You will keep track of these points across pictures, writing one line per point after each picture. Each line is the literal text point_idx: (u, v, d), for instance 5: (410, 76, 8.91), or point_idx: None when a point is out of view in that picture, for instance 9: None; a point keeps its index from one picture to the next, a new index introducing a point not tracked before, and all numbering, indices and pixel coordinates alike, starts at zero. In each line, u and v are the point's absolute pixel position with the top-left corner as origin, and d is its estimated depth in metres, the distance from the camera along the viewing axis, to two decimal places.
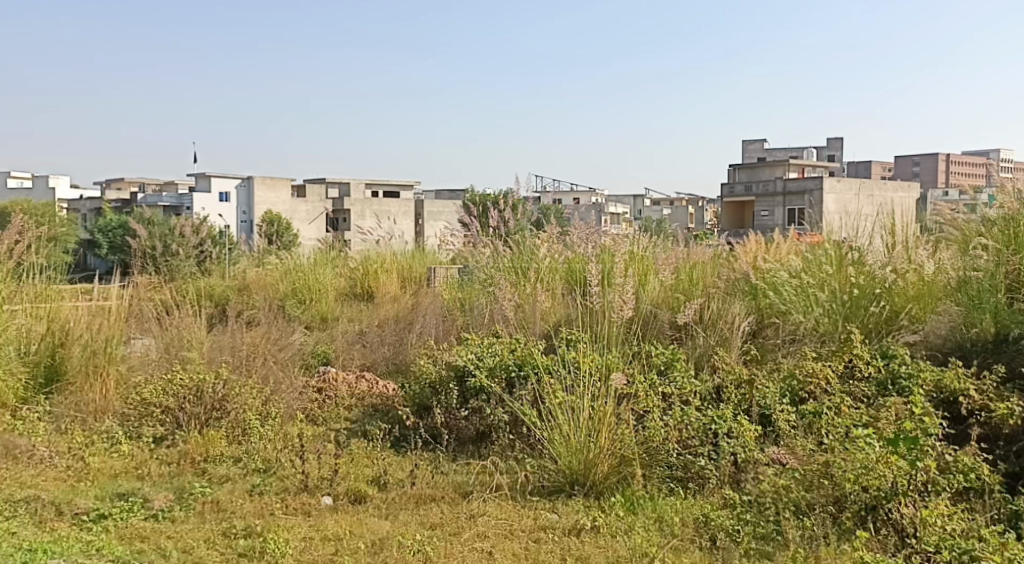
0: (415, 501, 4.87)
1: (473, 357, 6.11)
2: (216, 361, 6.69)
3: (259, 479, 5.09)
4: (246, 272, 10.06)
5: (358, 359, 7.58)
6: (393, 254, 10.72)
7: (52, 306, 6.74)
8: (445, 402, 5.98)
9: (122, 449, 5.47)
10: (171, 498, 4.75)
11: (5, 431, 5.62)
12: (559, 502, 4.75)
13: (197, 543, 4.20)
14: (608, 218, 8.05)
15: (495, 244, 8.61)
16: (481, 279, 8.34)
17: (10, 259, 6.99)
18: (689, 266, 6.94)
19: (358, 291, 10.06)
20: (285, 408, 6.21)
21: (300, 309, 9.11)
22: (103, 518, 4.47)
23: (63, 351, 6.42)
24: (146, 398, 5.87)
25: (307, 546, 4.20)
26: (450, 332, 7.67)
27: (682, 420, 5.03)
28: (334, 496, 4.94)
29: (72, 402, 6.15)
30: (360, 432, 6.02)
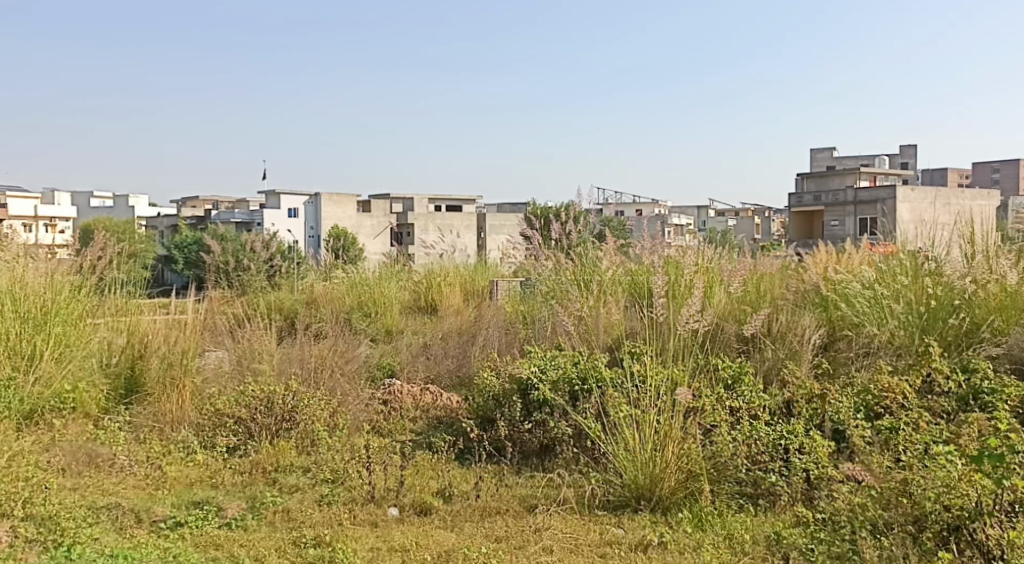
0: (480, 514, 4.89)
1: (536, 370, 6.10)
2: (286, 374, 6.83)
3: (327, 490, 5.17)
4: (314, 285, 10.25)
5: (423, 372, 7.63)
6: (456, 268, 10.80)
7: (132, 320, 7.04)
8: (509, 414, 5.98)
9: (197, 458, 5.61)
10: (244, 507, 4.86)
11: (89, 440, 5.82)
12: (625, 517, 4.71)
13: (270, 551, 4.27)
14: (672, 229, 7.97)
15: (558, 256, 8.61)
16: (543, 291, 8.34)
17: (93, 274, 7.27)
18: (756, 277, 6.84)
19: (422, 304, 10.17)
20: (351, 420, 6.31)
21: (366, 322, 9.24)
22: (179, 526, 4.59)
23: (142, 362, 6.68)
24: (219, 409, 6.03)
25: (375, 557, 4.25)
26: (513, 345, 7.69)
27: (751, 435, 4.94)
28: (400, 507, 4.98)
29: (150, 412, 6.33)
30: (425, 444, 6.08)
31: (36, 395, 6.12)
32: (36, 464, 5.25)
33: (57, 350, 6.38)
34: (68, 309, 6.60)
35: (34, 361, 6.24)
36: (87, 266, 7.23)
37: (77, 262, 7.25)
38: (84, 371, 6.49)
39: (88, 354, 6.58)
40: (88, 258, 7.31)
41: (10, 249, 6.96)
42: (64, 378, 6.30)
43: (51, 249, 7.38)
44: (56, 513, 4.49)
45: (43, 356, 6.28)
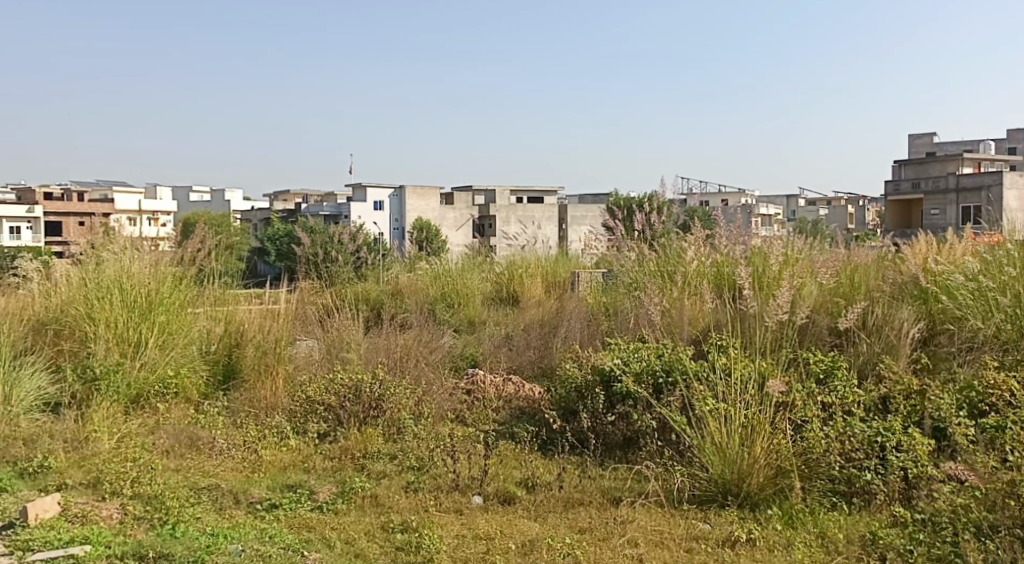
0: (564, 504, 4.90)
1: (619, 361, 6.05)
2: (372, 363, 6.95)
3: (414, 477, 5.26)
4: (399, 275, 10.40)
5: (505, 362, 7.69)
6: (538, 259, 10.80)
7: (229, 309, 7.31)
8: (592, 406, 5.97)
9: (290, 443, 5.78)
10: (334, 491, 4.99)
11: (190, 424, 6.05)
12: (711, 512, 4.65)
13: (359, 535, 4.37)
14: (759, 219, 7.79)
15: (640, 247, 8.52)
16: (625, 283, 8.31)
17: (193, 265, 7.55)
18: (849, 268, 6.64)
19: (503, 296, 10.22)
20: (436, 408, 6.41)
21: (448, 313, 9.34)
22: (274, 507, 4.74)
23: (239, 350, 6.90)
24: (310, 396, 6.19)
25: (460, 544, 4.29)
26: (595, 337, 7.66)
27: (845, 431, 4.81)
28: (484, 496, 5.03)
29: (245, 398, 6.55)
30: (507, 433, 6.14)
31: (142, 379, 6.44)
32: (141, 446, 5.50)
33: (161, 338, 6.68)
34: (171, 298, 6.89)
35: (140, 348, 6.57)
36: (188, 258, 7.54)
37: (179, 254, 7.57)
38: (186, 358, 6.75)
39: (189, 341, 6.85)
40: (189, 249, 7.62)
41: (117, 241, 7.35)
42: (167, 364, 6.58)
43: (154, 241, 7.70)
44: (161, 492, 4.72)
45: (148, 343, 6.60)
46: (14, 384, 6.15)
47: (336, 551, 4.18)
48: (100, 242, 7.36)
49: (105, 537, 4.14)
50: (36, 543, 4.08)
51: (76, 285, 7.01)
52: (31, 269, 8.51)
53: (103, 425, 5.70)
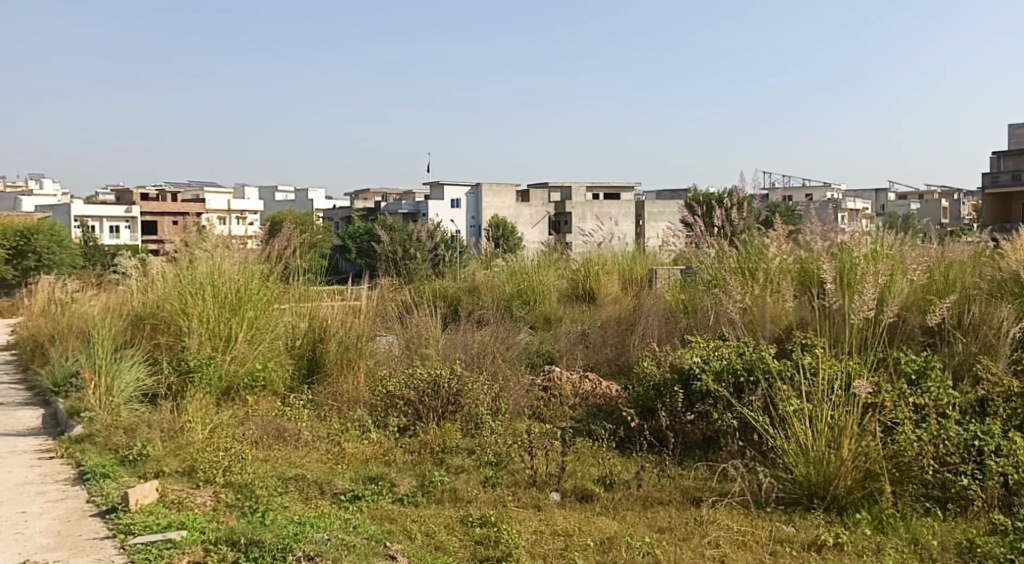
0: (643, 503, 4.87)
1: (699, 359, 5.93)
2: (450, 359, 7.02)
3: (491, 472, 5.29)
4: (476, 272, 10.45)
5: (581, 360, 7.70)
6: (615, 256, 10.71)
7: (312, 305, 7.47)
8: (671, 405, 5.89)
9: (371, 437, 5.88)
10: (414, 484, 5.05)
11: (277, 416, 6.21)
12: (796, 515, 4.55)
13: (439, 528, 4.42)
14: (846, 214, 7.57)
15: (720, 244, 8.38)
16: (705, 280, 8.16)
17: (279, 262, 7.76)
18: (943, 265, 6.40)
19: (580, 293, 10.20)
20: (513, 404, 6.43)
21: (524, 310, 9.40)
22: (357, 499, 4.83)
23: (322, 345, 7.03)
24: (391, 391, 6.29)
25: (538, 539, 4.29)
26: (673, 335, 7.58)
27: (939, 434, 4.65)
28: (562, 492, 5.02)
29: (328, 392, 6.69)
30: (585, 431, 6.13)
31: (232, 372, 6.65)
32: (232, 436, 5.67)
33: (249, 333, 6.90)
34: (258, 295, 7.10)
35: (230, 343, 6.82)
36: (274, 255, 7.76)
37: (266, 252, 7.79)
38: (273, 352, 6.95)
39: (275, 337, 7.06)
40: (275, 247, 7.82)
41: (209, 239, 7.63)
42: (255, 358, 6.78)
43: (242, 240, 7.94)
44: (250, 482, 4.88)
45: (237, 338, 6.84)
46: (116, 374, 6.59)
47: (416, 543, 4.23)
48: (193, 241, 7.66)
49: (200, 522, 4.29)
50: (137, 527, 4.28)
51: (171, 282, 7.31)
52: (130, 267, 8.89)
53: (196, 415, 5.89)
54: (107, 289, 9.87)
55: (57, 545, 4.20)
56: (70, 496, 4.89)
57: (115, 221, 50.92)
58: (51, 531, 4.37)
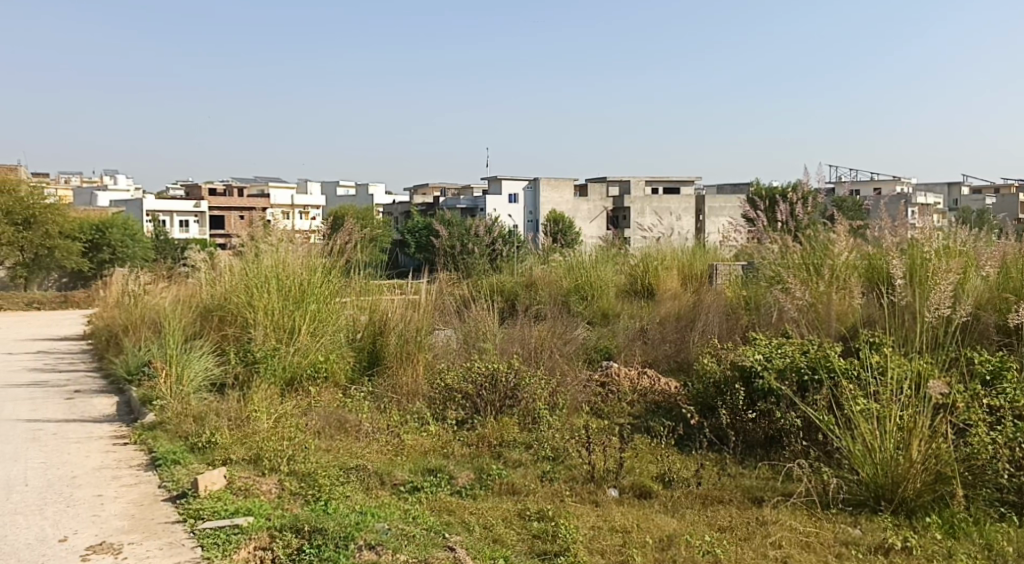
0: (702, 502, 4.81)
1: (761, 357, 5.80)
2: (508, 353, 7.02)
3: (549, 467, 5.28)
4: (533, 267, 10.40)
5: (639, 356, 7.67)
6: (674, 252, 10.60)
7: (373, 299, 7.55)
8: (731, 402, 5.79)
9: (430, 429, 5.93)
10: (472, 477, 5.08)
11: (338, 408, 6.30)
12: (862, 517, 4.45)
13: (497, 521, 4.42)
14: (917, 209, 7.36)
15: (783, 239, 8.22)
16: (767, 275, 7.99)
17: (342, 256, 7.88)
18: (1019, 261, 6.17)
19: (638, 288, 10.11)
20: (571, 400, 6.42)
21: (582, 306, 9.38)
22: (417, 490, 4.87)
23: (382, 338, 7.11)
24: (449, 384, 6.32)
25: (597, 535, 4.27)
26: (734, 332, 7.47)
27: (1015, 437, 4.52)
28: (620, 488, 4.98)
29: (388, 384, 6.75)
30: (643, 427, 6.09)
31: (296, 363, 6.78)
32: (296, 426, 5.77)
33: (312, 325, 7.02)
34: (321, 288, 7.22)
35: (294, 335, 6.95)
36: (336, 249, 7.87)
37: (328, 246, 7.90)
38: (334, 344, 7.05)
39: (337, 329, 7.17)
40: (337, 242, 7.92)
41: (273, 234, 7.78)
42: (318, 350, 6.89)
43: (306, 234, 8.08)
44: (313, 470, 4.96)
45: (300, 330, 6.97)
46: (186, 363, 6.77)
47: (475, 535, 4.24)
48: (259, 235, 7.83)
49: (265, 509, 4.37)
50: (206, 512, 4.39)
51: (238, 275, 7.50)
52: (198, 260, 9.11)
53: (262, 405, 6.00)
54: (177, 281, 10.13)
55: (131, 528, 4.32)
56: (144, 481, 5.04)
57: (184, 216, 52.29)
58: (124, 514, 4.50)
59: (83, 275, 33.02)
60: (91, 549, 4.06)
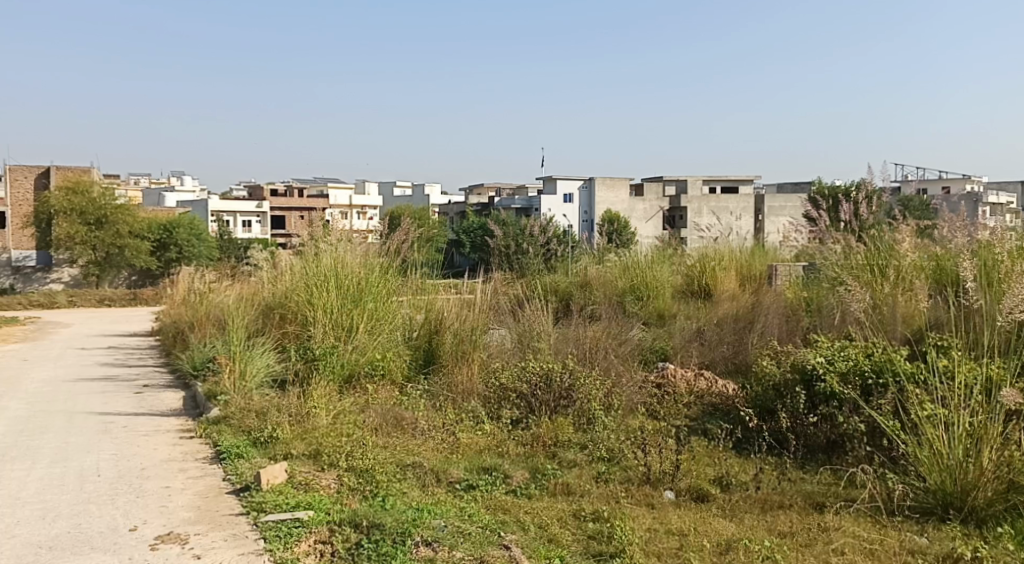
0: (762, 506, 4.72)
1: (823, 359, 5.67)
2: (562, 353, 6.98)
3: (604, 468, 5.25)
4: (588, 268, 10.32)
5: (696, 357, 7.58)
6: (732, 251, 10.45)
7: (429, 298, 7.59)
8: (792, 405, 5.67)
9: (485, 428, 5.94)
10: (527, 476, 5.07)
11: (395, 405, 6.35)
12: (929, 526, 4.33)
13: (552, 521, 4.41)
14: (988, 209, 7.13)
15: (846, 239, 8.04)
16: (829, 276, 7.83)
17: (398, 256, 7.92)
18: None
19: (695, 289, 9.99)
20: (626, 401, 6.38)
21: (638, 306, 9.32)
22: (472, 488, 4.88)
23: (438, 336, 7.15)
24: (504, 383, 6.32)
25: (652, 537, 4.22)
26: (794, 334, 7.34)
27: None
28: (677, 491, 4.93)
29: (444, 382, 6.77)
30: (700, 430, 6.02)
31: (353, 361, 6.87)
32: (354, 423, 5.84)
33: (369, 324, 7.10)
34: (378, 287, 7.30)
35: (352, 333, 7.04)
36: (393, 249, 7.93)
37: (385, 245, 7.96)
38: (391, 343, 7.12)
39: (394, 327, 7.23)
40: (394, 241, 7.99)
41: (332, 233, 7.89)
42: (375, 348, 6.97)
43: (363, 234, 8.16)
44: (371, 467, 5.00)
45: (358, 328, 7.06)
46: (248, 359, 6.90)
47: (530, 534, 4.22)
48: (319, 235, 7.94)
49: (325, 504, 4.43)
50: (269, 505, 4.46)
51: (298, 274, 7.62)
52: (260, 259, 9.28)
53: (321, 402, 6.08)
54: (240, 280, 10.34)
55: (197, 519, 4.41)
56: (209, 473, 5.14)
57: (245, 215, 53.35)
58: (191, 506, 4.60)
59: (151, 274, 33.90)
60: (159, 539, 4.15)
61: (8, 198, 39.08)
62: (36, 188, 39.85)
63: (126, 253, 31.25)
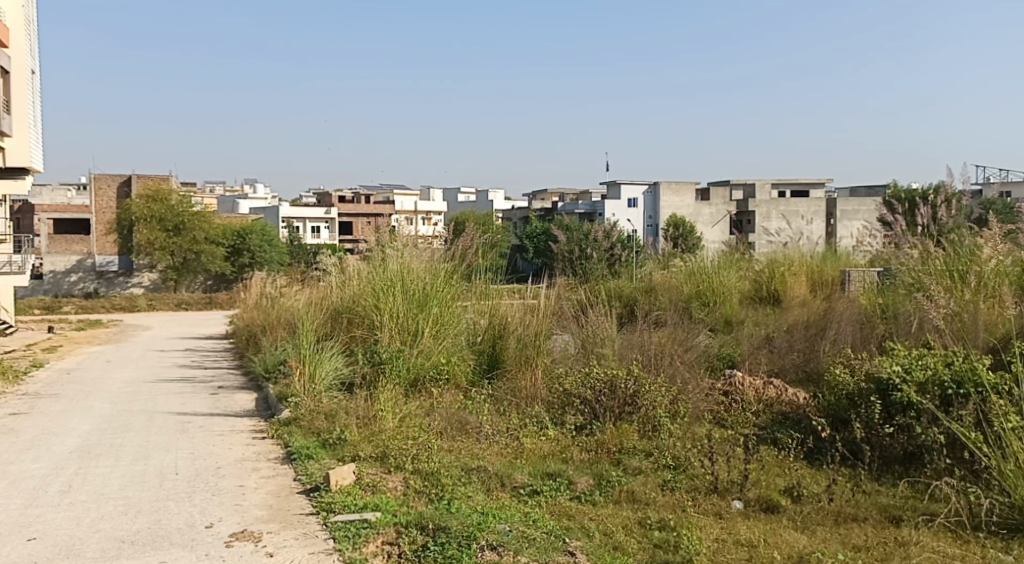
0: (835, 519, 4.59)
1: (900, 368, 5.47)
2: (627, 359, 6.89)
3: (670, 475, 5.17)
4: (654, 273, 10.17)
5: (765, 365, 7.45)
6: (803, 256, 10.22)
7: (493, 302, 7.57)
8: (866, 415, 5.49)
9: (549, 433, 5.91)
10: (592, 483, 5.02)
11: (460, 409, 6.36)
12: (1014, 543, 4.14)
13: (618, 528, 4.35)
14: None
15: (923, 244, 7.76)
16: (906, 282, 7.57)
17: (463, 261, 7.95)
18: None
19: (764, 294, 9.80)
20: (692, 408, 6.29)
21: (704, 311, 9.19)
22: (536, 494, 4.85)
23: (502, 341, 7.15)
24: (567, 389, 6.27)
25: (721, 548, 4.13)
26: (869, 342, 7.14)
27: None
28: (745, 501, 4.81)
29: (507, 388, 6.76)
30: (769, 439, 5.90)
31: (419, 365, 6.91)
32: (419, 426, 5.85)
33: (434, 328, 7.14)
34: (443, 292, 7.34)
35: (417, 337, 7.10)
36: (459, 254, 7.93)
37: (450, 251, 7.98)
38: (456, 347, 7.14)
39: (458, 332, 7.25)
40: (460, 246, 7.99)
41: (399, 239, 7.96)
42: (440, 352, 7.01)
43: (429, 239, 8.20)
44: (437, 469, 5.02)
45: (423, 333, 7.11)
46: (318, 362, 7.04)
47: (595, 541, 4.17)
48: (385, 240, 8.03)
49: (392, 506, 4.45)
50: (337, 506, 4.51)
51: (365, 279, 7.71)
52: (330, 264, 9.42)
53: (388, 404, 6.13)
54: (310, 284, 10.52)
55: (270, 517, 4.48)
56: (281, 473, 5.23)
57: (315, 221, 54.46)
58: (264, 504, 4.67)
59: (226, 278, 34.86)
60: (234, 536, 4.23)
61: (92, 205, 40.64)
62: (119, 197, 41.26)
63: (202, 258, 32.25)
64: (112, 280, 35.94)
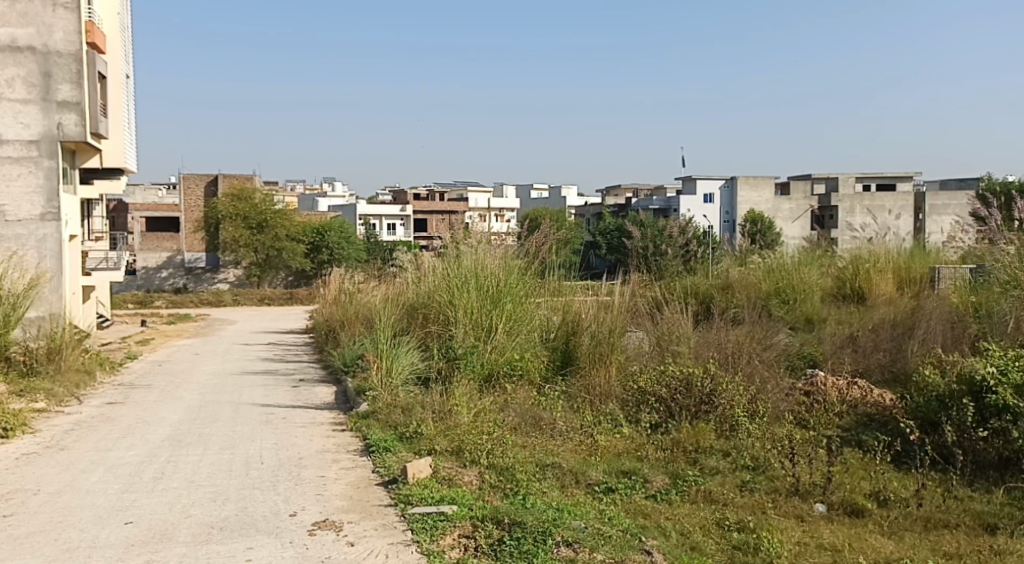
0: (924, 525, 4.42)
1: (994, 370, 5.22)
2: (703, 358, 6.71)
3: (749, 476, 5.05)
4: (730, 271, 9.67)
5: (849, 364, 7.23)
6: (890, 252, 9.86)
7: (566, 299, 7.51)
8: (957, 418, 5.24)
9: (623, 431, 5.84)
10: (668, 482, 4.94)
11: (534, 405, 6.35)
12: None
13: (694, 528, 4.27)
14: None
15: (1020, 240, 7.39)
16: (1000, 279, 7.23)
17: (537, 258, 7.89)
18: None
19: (847, 292, 9.51)
20: (772, 408, 6.12)
21: (784, 309, 8.98)
22: (611, 491, 4.79)
23: (575, 338, 7.05)
24: (642, 386, 6.17)
25: (804, 551, 4.01)
26: (961, 343, 6.85)
27: None
28: (828, 504, 4.66)
29: (581, 384, 6.69)
30: (853, 441, 5.72)
31: (493, 361, 6.94)
32: (494, 422, 5.84)
33: (507, 324, 7.16)
34: (517, 288, 7.34)
35: (491, 334, 7.14)
36: (532, 250, 7.90)
37: (523, 247, 7.94)
38: (530, 344, 7.13)
39: (532, 328, 7.21)
40: (533, 243, 7.96)
41: (472, 236, 7.99)
42: (514, 348, 7.01)
43: (503, 236, 8.20)
44: (511, 465, 5.00)
45: (497, 328, 7.14)
46: (394, 357, 7.19)
47: (672, 541, 4.09)
48: (460, 237, 8.06)
49: (468, 499, 4.46)
50: (415, 498, 4.54)
51: (440, 276, 7.77)
52: (406, 260, 9.50)
53: (462, 400, 6.13)
54: (385, 281, 10.64)
55: (350, 507, 4.53)
56: (360, 465, 5.29)
57: (391, 219, 55.31)
58: (344, 495, 4.73)
59: (306, 274, 35.64)
60: (316, 525, 4.29)
61: (181, 203, 42.08)
62: (206, 195, 42.64)
63: (283, 255, 33.06)
64: (200, 275, 37.33)
